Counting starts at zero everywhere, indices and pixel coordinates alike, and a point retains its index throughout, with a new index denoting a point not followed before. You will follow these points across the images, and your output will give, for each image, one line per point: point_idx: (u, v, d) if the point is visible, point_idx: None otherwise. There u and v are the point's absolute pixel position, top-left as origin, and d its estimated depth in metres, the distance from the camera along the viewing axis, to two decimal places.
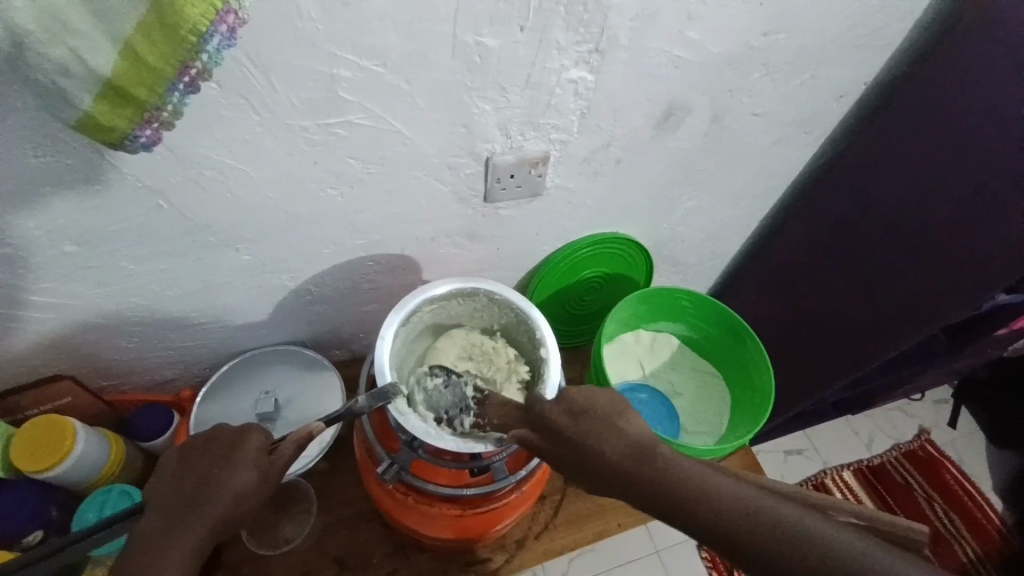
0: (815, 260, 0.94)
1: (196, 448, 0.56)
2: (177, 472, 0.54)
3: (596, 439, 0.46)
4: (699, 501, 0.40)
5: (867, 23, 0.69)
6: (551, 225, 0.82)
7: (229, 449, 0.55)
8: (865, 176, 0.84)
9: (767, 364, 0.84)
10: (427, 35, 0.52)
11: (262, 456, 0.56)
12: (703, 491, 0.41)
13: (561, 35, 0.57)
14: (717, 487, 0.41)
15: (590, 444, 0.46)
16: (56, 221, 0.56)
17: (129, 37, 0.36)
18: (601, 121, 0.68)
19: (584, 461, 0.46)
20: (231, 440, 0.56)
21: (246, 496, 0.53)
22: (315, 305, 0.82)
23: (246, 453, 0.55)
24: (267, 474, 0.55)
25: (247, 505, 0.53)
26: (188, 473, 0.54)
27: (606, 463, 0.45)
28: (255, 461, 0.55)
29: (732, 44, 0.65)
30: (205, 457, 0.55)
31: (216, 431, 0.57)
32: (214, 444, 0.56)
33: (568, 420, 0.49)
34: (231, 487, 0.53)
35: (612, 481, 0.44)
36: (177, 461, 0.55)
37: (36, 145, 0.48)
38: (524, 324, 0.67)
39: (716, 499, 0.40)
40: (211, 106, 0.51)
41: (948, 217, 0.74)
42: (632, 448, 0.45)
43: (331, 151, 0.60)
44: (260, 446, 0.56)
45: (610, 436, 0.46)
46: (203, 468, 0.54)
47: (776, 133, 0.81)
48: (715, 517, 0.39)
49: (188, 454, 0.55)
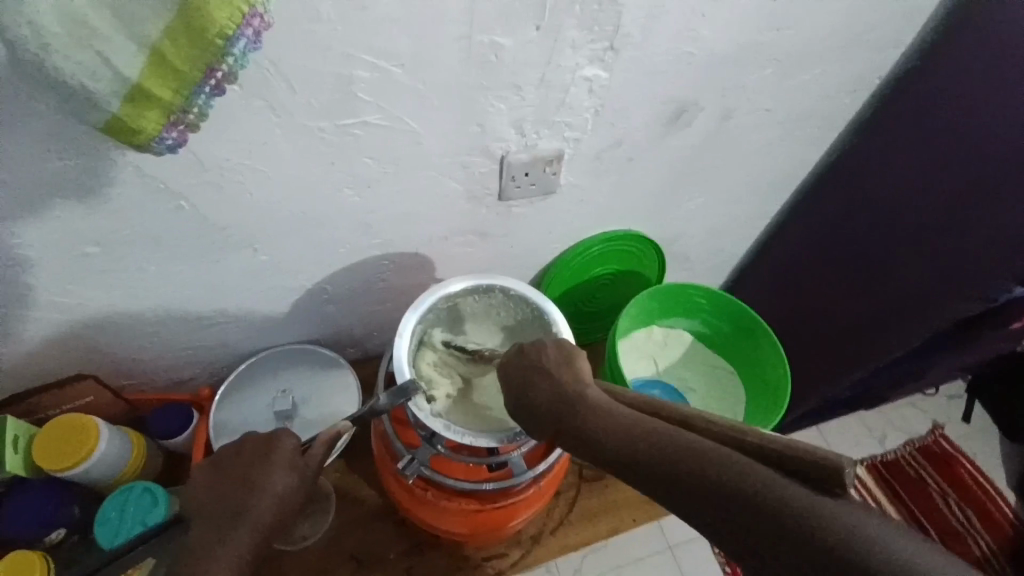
0: (829, 256, 0.93)
1: (229, 456, 0.57)
2: (214, 481, 0.55)
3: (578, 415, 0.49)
4: (690, 460, 0.41)
5: (880, 16, 0.69)
6: (562, 223, 0.83)
7: (261, 455, 0.56)
8: (877, 171, 0.84)
9: (782, 362, 0.83)
10: (442, 36, 0.53)
11: (296, 458, 0.56)
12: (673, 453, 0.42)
13: (575, 33, 0.57)
14: (671, 434, 0.43)
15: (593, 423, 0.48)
16: (78, 223, 0.57)
17: (156, 42, 0.37)
18: (614, 118, 0.69)
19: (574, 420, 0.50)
20: (262, 445, 0.57)
21: (287, 498, 0.54)
22: (330, 305, 0.82)
23: (280, 457, 0.56)
24: (304, 475, 0.56)
25: (289, 508, 0.54)
26: (227, 483, 0.55)
27: (585, 427, 0.48)
28: (291, 463, 0.56)
29: (745, 42, 0.65)
30: (241, 462, 0.56)
31: (244, 440, 0.58)
32: (246, 452, 0.57)
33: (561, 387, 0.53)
34: (272, 490, 0.54)
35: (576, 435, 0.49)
36: (211, 471, 0.56)
37: (60, 148, 0.50)
38: (539, 321, 0.68)
39: (681, 449, 0.42)
40: (232, 107, 0.52)
41: (957, 211, 0.75)
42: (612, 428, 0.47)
43: (347, 151, 0.60)
44: (291, 449, 0.57)
45: (609, 405, 0.49)
46: (241, 472, 0.55)
47: (788, 129, 0.81)
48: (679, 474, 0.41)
49: (223, 463, 0.56)
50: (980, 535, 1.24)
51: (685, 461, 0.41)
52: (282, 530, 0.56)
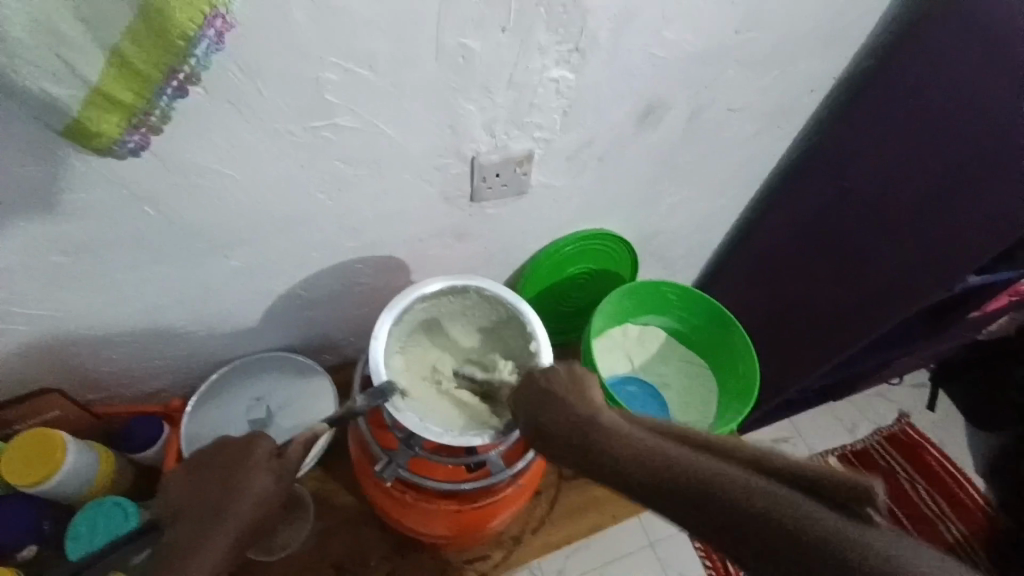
0: (797, 250, 0.96)
1: (206, 458, 0.56)
2: (193, 486, 0.55)
3: (610, 440, 0.48)
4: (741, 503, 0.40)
5: (834, 19, 0.72)
6: (536, 223, 0.84)
7: (238, 456, 0.55)
8: (842, 165, 0.87)
9: (751, 355, 0.86)
10: (410, 38, 0.53)
11: (272, 460, 0.55)
12: (742, 495, 0.40)
13: (542, 35, 0.58)
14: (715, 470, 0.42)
15: (664, 460, 0.45)
16: (40, 231, 0.56)
17: (118, 44, 0.36)
18: (583, 119, 0.70)
19: (600, 460, 0.48)
20: (239, 448, 0.56)
21: (266, 499, 0.54)
22: (305, 310, 0.82)
23: (258, 458, 0.55)
24: (282, 476, 0.55)
25: (270, 509, 0.54)
26: (205, 486, 0.55)
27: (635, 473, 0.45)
28: (269, 466, 0.55)
29: (707, 43, 0.67)
30: (217, 465, 0.55)
31: (222, 442, 0.57)
32: (224, 455, 0.56)
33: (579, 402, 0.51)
34: (251, 492, 0.53)
35: (628, 475, 0.46)
36: (190, 475, 0.56)
37: (21, 155, 0.49)
38: (516, 321, 0.68)
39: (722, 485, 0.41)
40: (199, 111, 0.52)
41: (926, 197, 0.77)
42: (689, 467, 0.43)
43: (318, 154, 0.60)
44: (269, 450, 0.56)
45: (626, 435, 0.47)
46: (218, 476, 0.55)
47: (751, 128, 0.83)
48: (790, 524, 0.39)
49: (200, 466, 0.56)
50: (951, 523, 1.30)
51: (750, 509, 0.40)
52: (264, 530, 0.56)
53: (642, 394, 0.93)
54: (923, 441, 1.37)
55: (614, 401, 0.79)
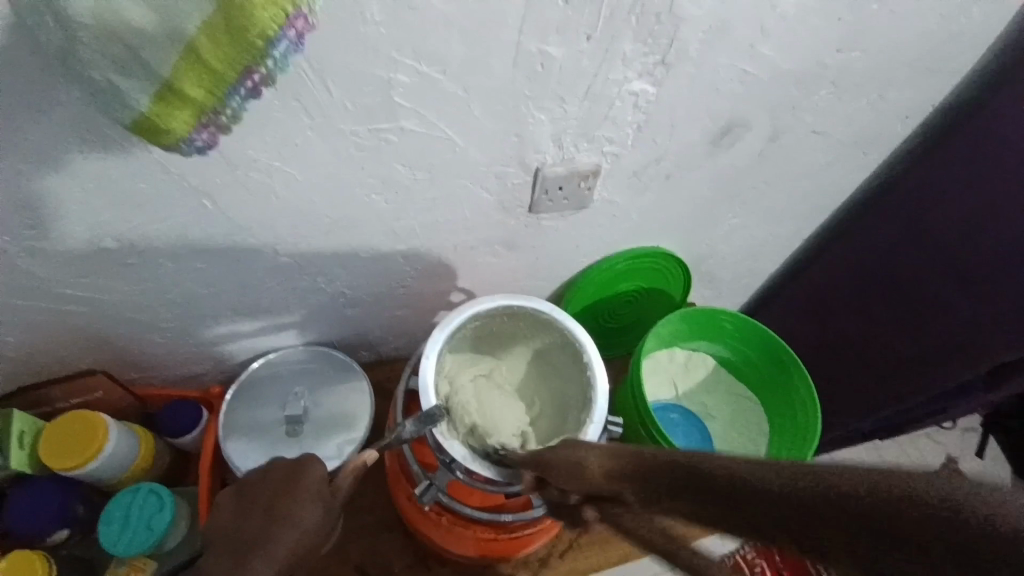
0: (864, 290, 0.90)
1: (254, 482, 0.55)
2: (238, 510, 0.54)
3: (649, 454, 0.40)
4: (802, 481, 0.30)
5: (942, 44, 0.66)
6: (591, 237, 0.80)
7: (290, 484, 0.55)
8: (923, 203, 0.80)
9: (813, 400, 0.80)
10: (491, 43, 0.50)
11: (324, 491, 0.55)
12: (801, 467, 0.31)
13: (628, 46, 0.54)
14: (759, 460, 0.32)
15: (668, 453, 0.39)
16: (97, 216, 0.55)
17: (191, 37, 0.34)
18: (657, 135, 0.65)
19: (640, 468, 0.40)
20: (291, 474, 0.55)
21: (314, 533, 0.54)
22: (348, 308, 0.80)
23: (309, 488, 0.54)
24: (331, 507, 0.55)
25: (315, 542, 0.54)
26: (251, 513, 0.54)
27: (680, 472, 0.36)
28: (320, 496, 0.54)
29: (800, 63, 0.62)
30: (268, 491, 0.55)
31: (271, 466, 0.56)
32: (274, 481, 0.55)
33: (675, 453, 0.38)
34: (302, 526, 0.53)
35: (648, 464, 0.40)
36: (236, 497, 0.55)
37: (85, 141, 0.47)
38: (569, 346, 0.65)
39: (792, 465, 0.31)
40: (265, 108, 0.49)
41: (1005, 257, 0.71)
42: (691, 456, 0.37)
43: (379, 156, 0.58)
44: (320, 481, 0.55)
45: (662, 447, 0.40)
46: (270, 503, 0.54)
47: (833, 154, 0.77)
48: (882, 512, 0.26)
49: (247, 491, 0.55)
50: None
51: (802, 480, 0.30)
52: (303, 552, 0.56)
53: (684, 423, 0.90)
54: None
55: (659, 431, 0.75)
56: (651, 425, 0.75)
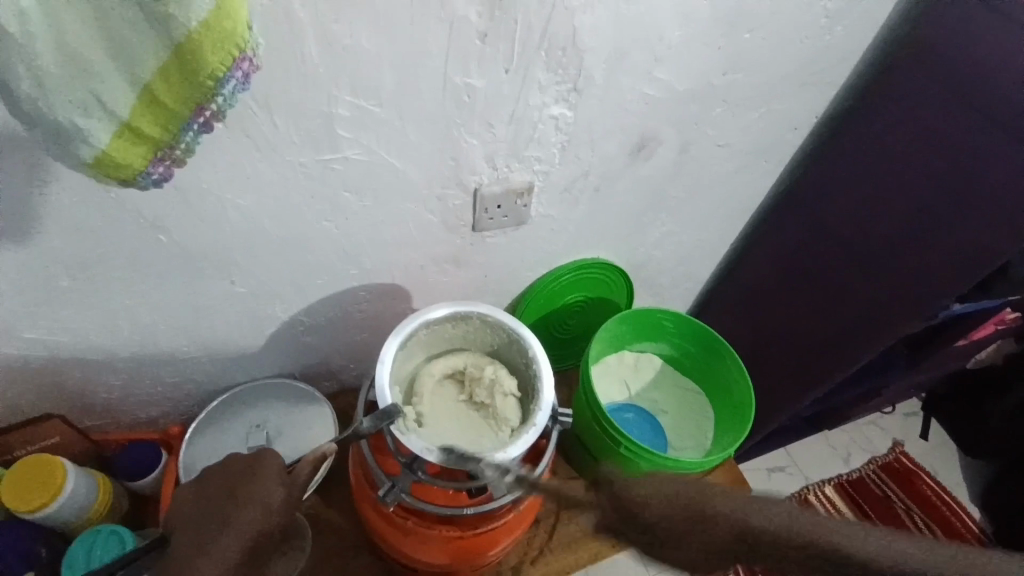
0: (782, 282, 0.99)
1: (213, 475, 0.58)
2: (199, 497, 0.57)
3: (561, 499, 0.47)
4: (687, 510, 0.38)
5: (812, 63, 0.77)
6: (533, 251, 0.86)
7: (249, 469, 0.57)
8: (820, 195, 0.90)
9: (744, 377, 0.88)
10: (419, 78, 0.56)
11: (281, 476, 0.57)
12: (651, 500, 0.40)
13: (542, 74, 0.62)
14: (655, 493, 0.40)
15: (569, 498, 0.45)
16: (54, 257, 0.57)
17: (146, 80, 0.39)
18: (579, 152, 0.73)
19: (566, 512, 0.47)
20: (249, 462, 0.58)
21: (271, 511, 0.55)
22: (307, 336, 0.83)
23: (265, 472, 0.57)
24: (289, 489, 0.56)
25: (274, 521, 0.55)
26: (211, 496, 0.56)
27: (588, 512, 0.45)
28: (276, 479, 0.56)
29: (695, 84, 0.72)
30: (224, 479, 0.57)
31: (230, 459, 0.59)
32: (232, 469, 0.57)
33: (724, 499, 0.28)
34: (257, 502, 0.54)
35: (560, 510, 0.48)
36: (196, 489, 0.57)
37: (43, 182, 0.51)
38: (516, 345, 0.70)
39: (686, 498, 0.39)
40: (215, 143, 0.54)
41: (893, 232, 0.81)
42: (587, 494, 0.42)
43: (327, 184, 0.63)
44: (277, 467, 0.57)
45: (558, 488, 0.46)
46: (225, 488, 0.56)
47: (739, 162, 0.87)
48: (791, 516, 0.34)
49: (207, 481, 0.57)
50: None
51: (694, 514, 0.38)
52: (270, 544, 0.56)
53: (639, 420, 0.95)
54: (919, 467, 1.37)
55: (609, 424, 0.80)
56: (602, 419, 0.81)
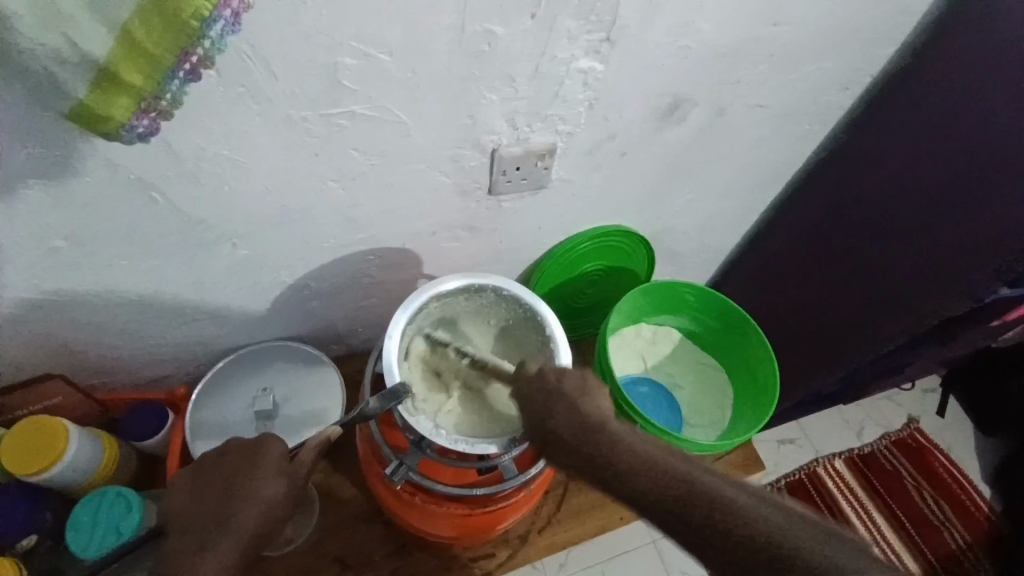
0: (810, 257, 0.94)
1: (211, 464, 0.60)
2: (196, 488, 0.59)
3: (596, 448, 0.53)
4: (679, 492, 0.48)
5: (871, 16, 0.69)
6: (551, 218, 0.81)
7: (252, 456, 0.58)
8: (863, 166, 0.83)
9: (769, 359, 0.84)
10: (433, 26, 0.50)
11: (283, 464, 0.58)
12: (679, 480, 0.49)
13: (571, 24, 0.55)
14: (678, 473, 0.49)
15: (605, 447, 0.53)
16: (41, 215, 0.54)
17: (124, 21, 0.34)
18: (607, 113, 0.67)
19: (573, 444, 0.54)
20: (251, 449, 0.59)
21: (274, 503, 0.57)
22: (312, 301, 0.80)
23: (267, 461, 0.58)
24: (291, 479, 0.58)
25: (275, 512, 0.57)
26: (210, 487, 0.58)
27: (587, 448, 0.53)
28: (277, 468, 0.58)
29: (738, 39, 0.65)
30: (224, 467, 0.59)
31: (226, 446, 0.60)
32: (229, 457, 0.59)
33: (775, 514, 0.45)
34: (258, 496, 0.56)
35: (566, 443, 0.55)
36: (191, 476, 0.59)
37: (22, 136, 0.47)
38: (532, 322, 0.66)
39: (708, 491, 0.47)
40: (209, 95, 0.49)
41: (935, 205, 0.75)
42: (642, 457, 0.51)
43: (332, 142, 0.58)
44: (279, 454, 0.59)
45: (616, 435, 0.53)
46: (223, 479, 0.58)
47: (778, 126, 0.80)
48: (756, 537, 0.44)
49: (206, 472, 0.59)
50: (954, 529, 1.27)
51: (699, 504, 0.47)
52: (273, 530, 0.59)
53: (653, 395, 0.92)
54: (932, 444, 1.34)
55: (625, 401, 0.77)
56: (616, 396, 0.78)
